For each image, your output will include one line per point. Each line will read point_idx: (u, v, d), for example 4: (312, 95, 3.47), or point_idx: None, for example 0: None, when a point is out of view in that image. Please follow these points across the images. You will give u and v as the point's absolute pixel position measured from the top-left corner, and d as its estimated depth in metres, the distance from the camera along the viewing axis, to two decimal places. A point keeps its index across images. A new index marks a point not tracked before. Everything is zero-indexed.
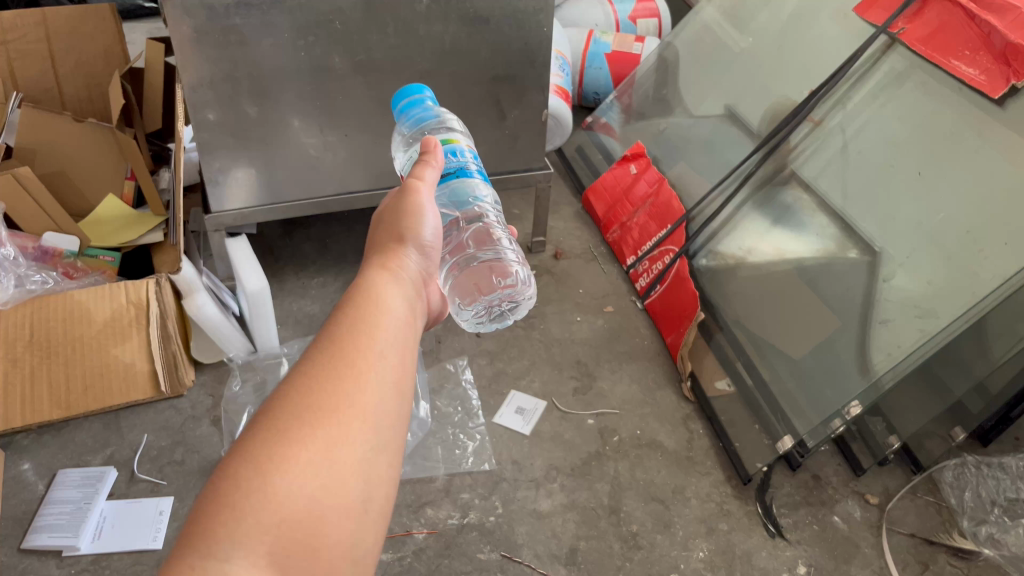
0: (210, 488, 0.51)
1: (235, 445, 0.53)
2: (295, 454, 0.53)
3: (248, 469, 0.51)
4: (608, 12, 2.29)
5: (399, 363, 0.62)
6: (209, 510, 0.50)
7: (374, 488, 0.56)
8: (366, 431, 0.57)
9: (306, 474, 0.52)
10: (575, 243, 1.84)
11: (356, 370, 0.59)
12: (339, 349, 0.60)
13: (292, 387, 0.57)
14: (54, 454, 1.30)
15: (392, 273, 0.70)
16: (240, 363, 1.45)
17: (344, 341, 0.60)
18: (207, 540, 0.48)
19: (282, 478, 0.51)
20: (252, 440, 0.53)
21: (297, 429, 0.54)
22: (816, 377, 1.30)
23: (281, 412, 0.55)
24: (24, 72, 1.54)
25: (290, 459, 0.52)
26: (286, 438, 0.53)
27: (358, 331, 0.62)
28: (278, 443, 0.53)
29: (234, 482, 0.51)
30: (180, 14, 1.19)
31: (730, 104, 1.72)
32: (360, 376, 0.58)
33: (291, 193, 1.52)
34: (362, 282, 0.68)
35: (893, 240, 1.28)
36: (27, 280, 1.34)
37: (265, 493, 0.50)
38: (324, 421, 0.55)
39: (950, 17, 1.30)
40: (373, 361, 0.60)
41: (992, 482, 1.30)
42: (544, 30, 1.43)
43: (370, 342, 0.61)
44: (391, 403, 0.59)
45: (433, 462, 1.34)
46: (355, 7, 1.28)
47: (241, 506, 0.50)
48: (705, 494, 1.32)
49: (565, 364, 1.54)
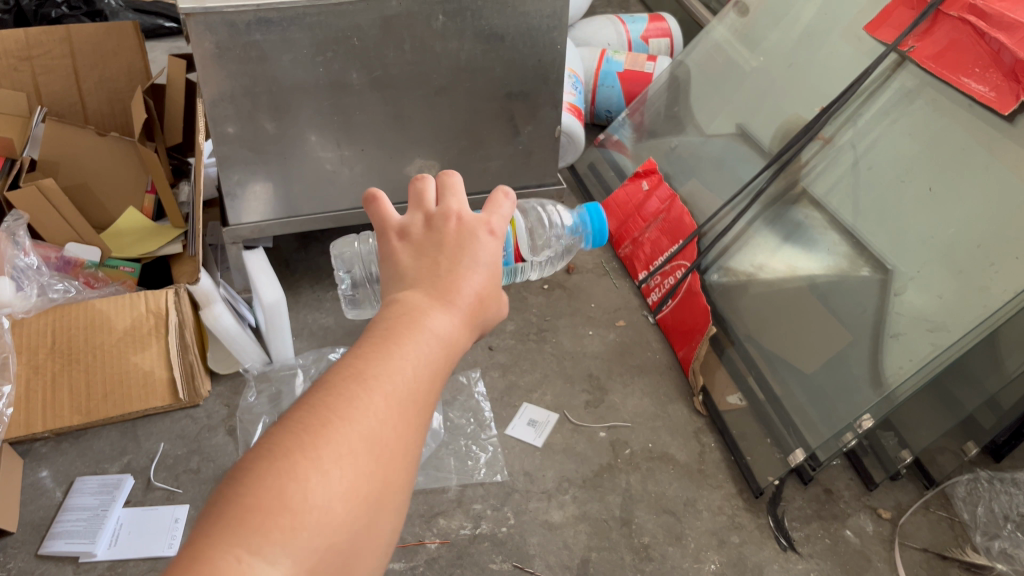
0: (248, 479, 0.51)
1: (277, 436, 0.53)
2: (338, 470, 0.53)
3: (290, 474, 0.51)
4: (620, 32, 2.32)
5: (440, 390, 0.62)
6: (252, 502, 0.49)
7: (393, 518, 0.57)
8: (397, 460, 0.57)
9: (340, 494, 0.53)
10: (587, 257, 1.85)
11: (405, 395, 0.58)
12: (394, 360, 0.59)
13: (343, 391, 0.56)
14: (72, 461, 1.32)
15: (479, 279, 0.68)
16: (256, 373, 1.46)
17: (400, 353, 0.60)
18: (249, 535, 0.48)
19: (320, 494, 0.52)
20: (297, 437, 0.53)
21: (344, 436, 0.54)
22: (828, 390, 1.31)
23: (328, 417, 0.55)
24: (48, 87, 1.59)
25: (331, 476, 0.52)
26: (328, 450, 0.53)
27: (411, 342, 0.61)
28: (321, 452, 0.53)
29: (274, 482, 0.50)
30: (202, 30, 1.22)
31: (741, 122, 1.73)
32: (406, 401, 0.58)
33: (308, 207, 1.54)
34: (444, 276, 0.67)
35: (904, 256, 1.28)
36: (49, 289, 1.36)
37: (301, 505, 0.51)
38: (370, 436, 0.56)
39: (960, 35, 1.32)
40: (423, 386, 0.60)
41: (1006, 497, 1.31)
42: (557, 47, 1.45)
43: (423, 361, 0.61)
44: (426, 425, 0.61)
45: (445, 473, 1.35)
46: (373, 24, 1.31)
47: (285, 507, 0.50)
48: (716, 506, 1.33)
49: (577, 377, 1.55)
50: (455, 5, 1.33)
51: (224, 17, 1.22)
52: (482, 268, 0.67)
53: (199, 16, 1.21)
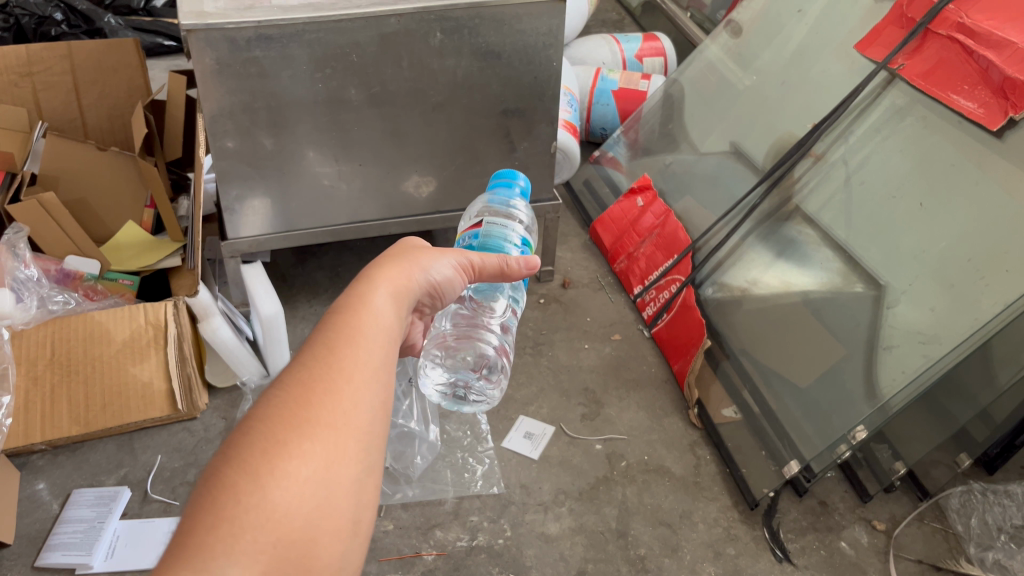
0: (205, 496, 0.52)
1: (229, 449, 0.54)
2: (296, 469, 0.55)
3: (248, 482, 0.53)
4: (615, 51, 2.35)
5: (389, 386, 0.65)
6: (202, 518, 0.51)
7: (364, 510, 0.60)
8: (352, 456, 0.59)
9: (304, 492, 0.54)
10: (582, 273, 1.87)
11: (352, 386, 0.61)
12: (337, 360, 0.62)
13: (289, 398, 0.58)
14: (69, 474, 1.32)
15: (398, 287, 0.72)
16: (253, 387, 1.47)
17: (343, 352, 0.63)
18: (204, 552, 0.49)
19: (281, 493, 0.53)
20: (251, 446, 0.54)
21: (293, 440, 0.56)
22: (822, 403, 1.32)
23: (276, 420, 0.56)
24: (49, 104, 1.60)
25: (290, 474, 0.54)
26: (285, 451, 0.55)
27: (356, 344, 0.64)
28: (278, 456, 0.54)
29: (217, 501, 0.51)
30: (203, 46, 1.24)
31: (735, 140, 1.75)
32: (356, 394, 0.60)
33: (306, 222, 1.55)
34: (360, 288, 0.70)
35: (896, 271, 1.30)
36: (49, 301, 1.37)
37: (264, 509, 0.52)
38: (317, 437, 0.57)
39: (948, 54, 1.35)
40: (370, 381, 0.63)
41: (998, 509, 1.32)
42: (553, 65, 1.47)
43: (365, 357, 0.63)
44: (380, 422, 0.62)
45: (442, 485, 1.36)
46: (371, 41, 1.32)
47: (238, 521, 0.51)
48: (712, 518, 1.33)
49: (573, 391, 1.56)
50: (452, 23, 1.35)
51: (224, 34, 1.24)
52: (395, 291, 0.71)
53: (200, 33, 1.22)
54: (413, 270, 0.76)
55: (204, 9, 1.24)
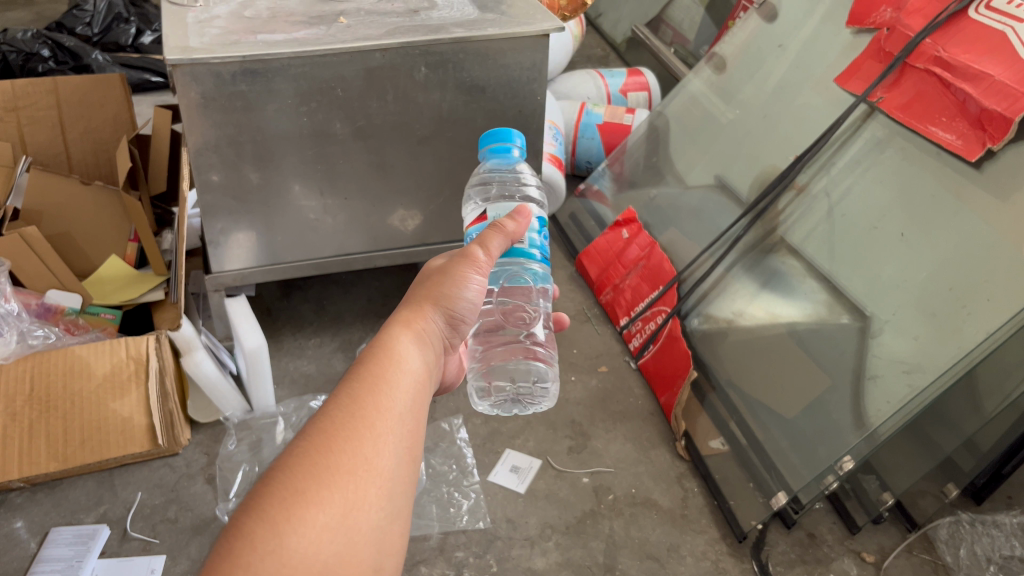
0: (222, 545, 0.53)
1: (247, 500, 0.55)
2: (313, 517, 0.56)
3: (265, 528, 0.53)
4: (600, 85, 2.37)
5: (414, 436, 0.66)
6: (222, 564, 0.51)
7: (384, 558, 0.60)
8: (374, 505, 0.60)
9: (321, 539, 0.55)
10: (568, 305, 1.87)
11: (374, 435, 0.63)
12: (360, 409, 0.63)
13: (311, 448, 0.60)
14: (47, 512, 1.30)
15: (415, 331, 0.75)
16: (236, 422, 1.46)
17: (365, 401, 0.64)
18: None
19: (297, 539, 0.54)
20: (270, 495, 0.55)
21: (315, 490, 0.57)
22: (809, 435, 1.31)
23: (297, 468, 0.58)
24: (33, 138, 1.60)
25: (307, 521, 0.55)
26: (305, 499, 0.56)
27: (378, 391, 0.66)
28: (296, 503, 0.55)
29: (241, 548, 0.52)
30: (188, 81, 1.24)
31: (720, 173, 1.76)
32: (377, 443, 0.62)
33: (291, 255, 1.55)
34: (384, 337, 0.73)
35: (880, 302, 1.30)
36: (28, 335, 1.35)
37: (280, 555, 0.53)
38: (339, 486, 0.58)
39: (926, 86, 1.36)
40: (393, 430, 0.64)
41: (987, 540, 1.33)
42: (537, 99, 1.48)
43: (386, 405, 0.65)
44: (403, 471, 0.64)
45: (427, 520, 1.34)
46: (357, 75, 1.33)
47: (256, 566, 0.52)
48: (700, 552, 1.32)
49: (560, 424, 1.55)
50: (437, 57, 1.36)
51: (209, 68, 1.24)
52: (413, 335, 0.74)
53: (186, 68, 1.23)
54: (428, 314, 0.79)
55: (190, 44, 1.25)
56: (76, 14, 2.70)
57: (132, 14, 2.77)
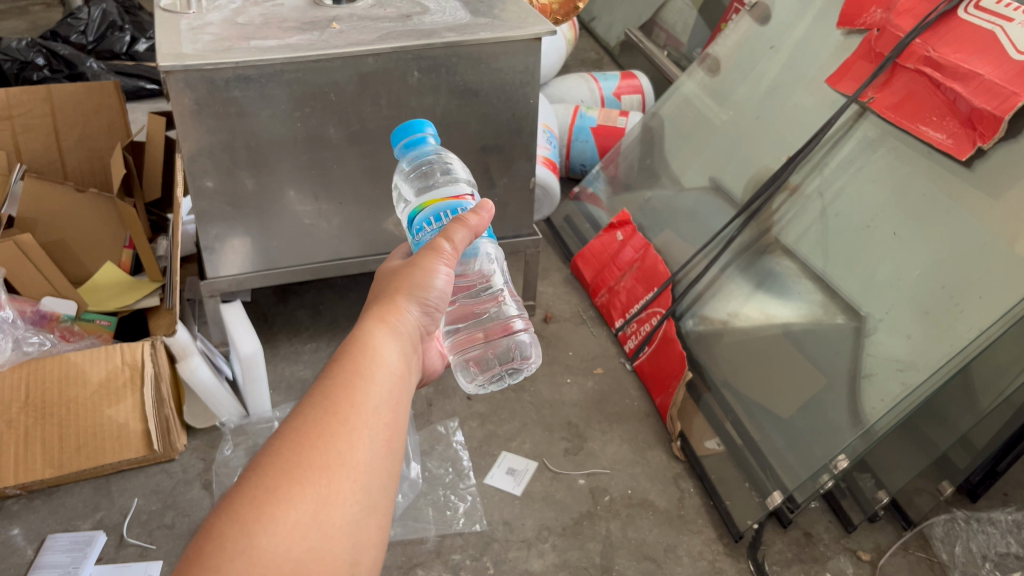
0: (196, 548, 0.54)
1: (221, 501, 0.56)
2: (285, 515, 0.56)
3: (236, 530, 0.54)
4: (593, 89, 2.38)
5: (392, 426, 0.66)
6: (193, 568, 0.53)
7: (363, 550, 0.60)
8: (348, 498, 0.60)
9: (293, 537, 0.56)
10: (564, 307, 1.88)
11: (348, 429, 0.62)
12: (333, 404, 0.63)
13: (284, 446, 0.60)
14: (44, 518, 1.30)
15: (391, 324, 0.75)
16: (232, 427, 1.47)
17: (339, 396, 0.64)
18: None
19: (268, 539, 0.55)
20: (241, 496, 0.56)
21: (285, 488, 0.57)
22: (804, 434, 1.32)
23: (268, 468, 0.58)
24: (28, 146, 1.61)
25: (278, 520, 0.56)
26: (276, 498, 0.57)
27: (353, 384, 0.66)
28: (267, 502, 0.56)
29: (211, 550, 0.53)
30: (181, 87, 1.25)
31: (714, 175, 1.77)
32: (351, 437, 0.62)
33: (286, 260, 1.55)
34: (361, 331, 0.73)
35: (872, 301, 1.31)
36: (24, 342, 1.34)
37: (249, 555, 0.54)
38: (311, 483, 0.58)
39: (917, 86, 1.37)
40: (368, 422, 0.64)
41: (983, 537, 1.33)
42: (530, 102, 1.49)
43: (362, 398, 0.65)
44: (380, 463, 0.63)
45: (424, 523, 1.34)
46: (350, 80, 1.34)
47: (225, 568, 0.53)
48: (696, 552, 1.33)
49: (556, 426, 1.55)
50: (430, 62, 1.37)
51: (203, 74, 1.25)
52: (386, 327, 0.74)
53: (178, 74, 1.23)
54: (404, 306, 0.78)
55: (183, 51, 1.25)
56: (71, 22, 2.71)
57: (126, 22, 2.79)
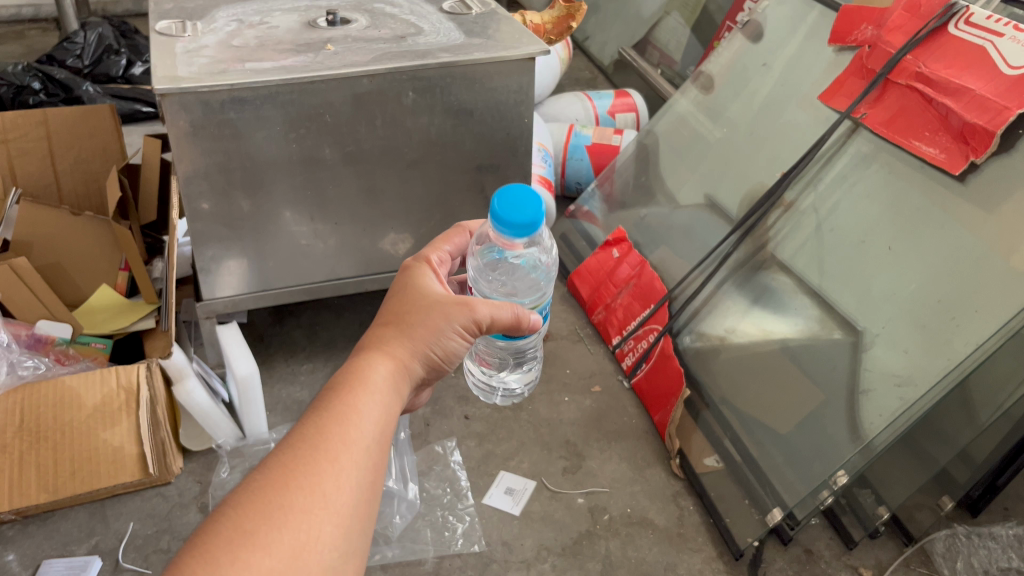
0: None
1: (193, 543, 0.57)
2: (258, 561, 0.57)
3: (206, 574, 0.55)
4: (588, 107, 2.39)
5: (378, 468, 0.67)
6: None
7: None
8: (325, 544, 0.61)
9: None
10: (561, 325, 1.88)
11: (335, 469, 0.63)
12: (324, 442, 0.64)
13: (266, 486, 0.61)
14: (39, 543, 1.29)
15: (392, 365, 0.75)
16: (229, 449, 1.46)
17: (331, 432, 0.65)
18: None
19: None
20: (215, 539, 0.57)
21: (263, 532, 0.58)
22: (804, 450, 1.31)
23: (249, 511, 0.59)
24: (23, 169, 1.61)
25: (251, 565, 0.56)
26: (251, 542, 0.57)
27: (347, 422, 0.67)
28: (241, 548, 0.57)
29: None
30: (177, 110, 1.25)
31: (709, 193, 1.77)
32: (338, 478, 0.63)
33: (282, 281, 1.55)
34: (362, 366, 0.73)
35: (869, 316, 1.30)
36: (18, 366, 1.34)
37: None
38: (290, 528, 0.59)
39: (908, 102, 1.37)
40: (355, 463, 0.65)
41: (984, 552, 1.32)
42: (524, 122, 1.50)
43: (354, 436, 0.66)
44: (362, 506, 0.65)
45: (422, 545, 1.33)
46: (344, 101, 1.34)
47: None
48: (697, 570, 1.32)
49: (554, 444, 1.55)
50: (424, 82, 1.37)
51: (198, 96, 1.25)
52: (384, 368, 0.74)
53: (174, 96, 1.23)
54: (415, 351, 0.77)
55: (178, 73, 1.26)
56: (67, 46, 2.72)
57: (122, 46, 2.81)
